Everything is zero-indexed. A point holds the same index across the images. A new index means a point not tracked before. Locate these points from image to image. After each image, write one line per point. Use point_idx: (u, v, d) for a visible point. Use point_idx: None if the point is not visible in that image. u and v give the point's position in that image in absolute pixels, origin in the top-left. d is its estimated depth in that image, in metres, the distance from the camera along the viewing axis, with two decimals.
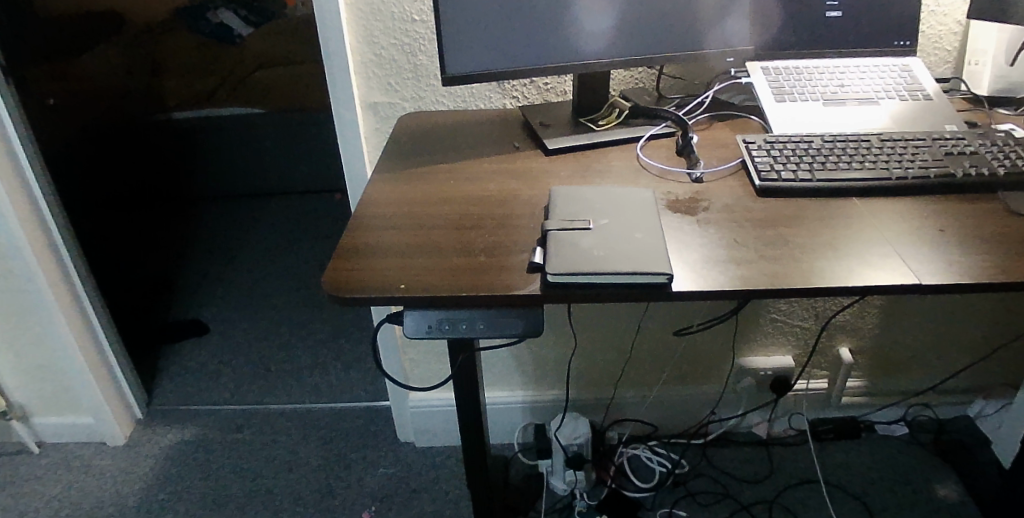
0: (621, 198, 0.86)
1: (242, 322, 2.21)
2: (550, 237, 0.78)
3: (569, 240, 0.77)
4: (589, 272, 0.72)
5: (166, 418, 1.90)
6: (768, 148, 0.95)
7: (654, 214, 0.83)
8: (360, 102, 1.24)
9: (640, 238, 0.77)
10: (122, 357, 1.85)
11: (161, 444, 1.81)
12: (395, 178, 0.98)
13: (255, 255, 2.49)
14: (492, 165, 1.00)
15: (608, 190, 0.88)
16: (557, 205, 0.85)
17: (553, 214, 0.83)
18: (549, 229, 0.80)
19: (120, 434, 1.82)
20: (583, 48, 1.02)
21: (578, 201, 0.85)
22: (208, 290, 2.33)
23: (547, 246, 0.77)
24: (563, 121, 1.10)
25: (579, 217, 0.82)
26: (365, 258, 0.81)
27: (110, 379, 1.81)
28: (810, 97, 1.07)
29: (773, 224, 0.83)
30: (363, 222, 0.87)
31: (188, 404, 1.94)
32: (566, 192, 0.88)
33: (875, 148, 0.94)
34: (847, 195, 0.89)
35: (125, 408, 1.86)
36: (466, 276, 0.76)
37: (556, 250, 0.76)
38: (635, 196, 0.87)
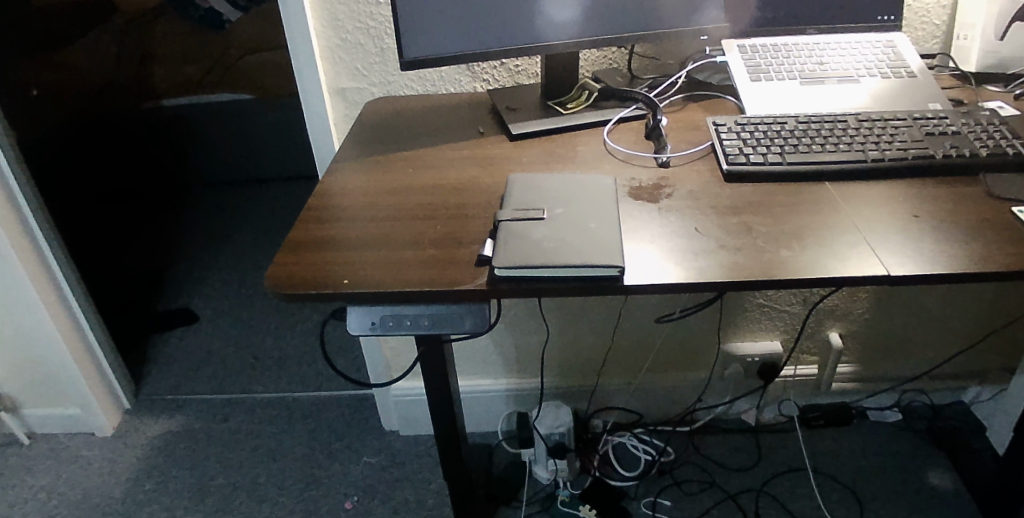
0: (581, 186, 0.83)
1: (232, 311, 2.20)
2: (502, 227, 0.75)
3: (521, 232, 0.74)
4: (539, 265, 0.69)
5: (155, 407, 1.89)
6: (739, 130, 0.91)
7: (614, 202, 0.80)
8: (327, 87, 1.21)
9: (595, 229, 0.74)
10: (108, 348, 1.84)
11: (148, 434, 1.81)
12: (353, 167, 0.95)
13: (247, 243, 2.47)
14: (454, 152, 0.97)
15: (569, 178, 0.84)
16: (513, 194, 0.81)
17: (508, 203, 0.79)
18: (502, 220, 0.76)
19: (108, 425, 1.82)
20: (549, 28, 0.98)
21: (535, 190, 0.82)
22: (199, 280, 2.32)
23: (497, 238, 0.73)
24: (531, 105, 1.06)
25: (534, 206, 0.78)
26: (312, 252, 0.78)
27: (97, 370, 1.80)
28: (788, 75, 1.02)
29: (738, 211, 0.79)
30: (315, 214, 0.84)
31: (177, 393, 1.93)
32: (524, 180, 0.84)
33: (853, 130, 0.90)
34: (820, 179, 0.85)
35: (112, 399, 1.85)
36: (413, 271, 0.73)
37: (506, 243, 0.72)
38: (596, 184, 0.83)
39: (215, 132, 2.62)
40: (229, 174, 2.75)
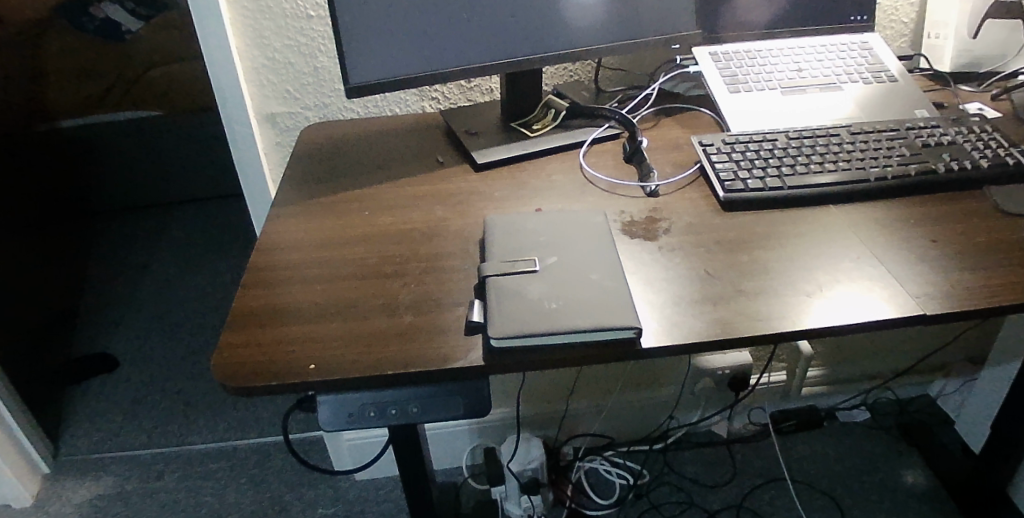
0: (570, 226, 0.73)
1: (161, 350, 1.98)
2: (490, 285, 0.65)
3: (514, 291, 0.64)
4: (544, 333, 0.59)
5: (77, 468, 1.65)
6: (729, 151, 0.83)
7: (612, 244, 0.70)
8: (254, 114, 1.06)
9: (598, 280, 0.64)
10: (19, 409, 1.57)
11: (73, 501, 1.57)
12: (299, 212, 0.82)
13: (169, 273, 2.25)
14: (414, 188, 0.85)
15: (554, 216, 0.75)
16: (495, 242, 0.71)
17: (491, 254, 0.69)
18: (488, 275, 0.66)
19: (27, 495, 1.57)
20: (511, 43, 0.87)
21: (519, 234, 0.72)
22: (121, 317, 2.08)
23: (488, 300, 0.63)
24: (492, 127, 0.96)
25: (522, 255, 0.68)
26: (263, 328, 0.65)
27: (9, 436, 1.53)
28: (768, 85, 0.96)
29: (745, 246, 0.71)
30: (261, 276, 0.71)
31: (102, 450, 1.70)
32: (503, 222, 0.74)
33: (847, 145, 0.84)
34: (823, 202, 0.78)
35: (29, 465, 1.59)
36: (391, 346, 0.61)
37: (500, 307, 0.62)
38: (586, 222, 0.74)
39: (123, 151, 2.37)
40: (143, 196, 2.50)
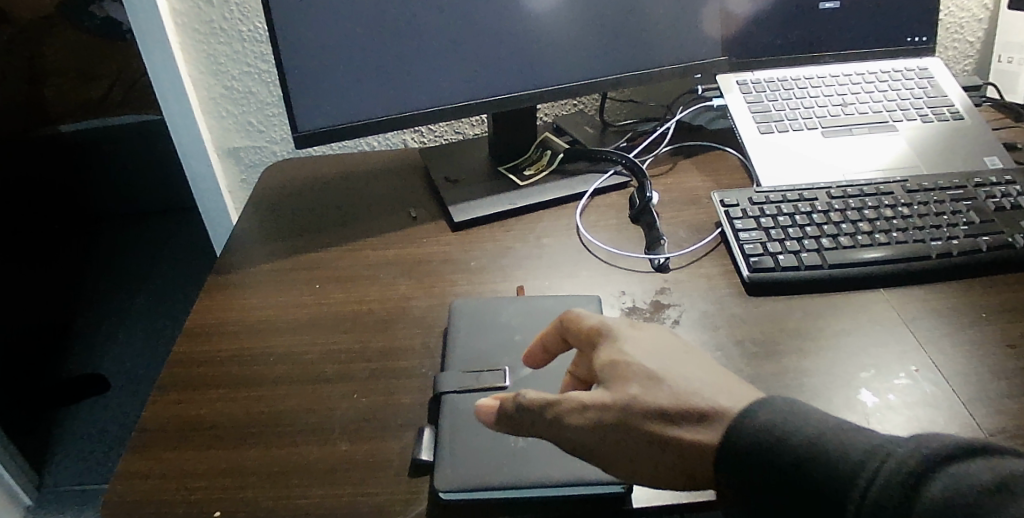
0: (555, 319, 0.59)
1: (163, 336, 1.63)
2: (448, 408, 0.52)
3: (476, 419, 0.50)
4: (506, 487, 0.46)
5: (64, 500, 1.29)
6: (757, 214, 0.69)
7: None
8: (214, 149, 0.94)
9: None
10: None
11: None
12: (241, 282, 0.69)
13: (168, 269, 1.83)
14: (379, 252, 0.72)
15: (536, 303, 0.61)
16: (462, 340, 0.57)
17: (453, 360, 0.56)
18: (447, 392, 0.53)
19: None
20: (498, 76, 0.73)
21: (491, 330, 0.58)
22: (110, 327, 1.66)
23: (442, 430, 0.50)
24: (478, 170, 0.81)
25: (490, 363, 0.55)
26: (166, 451, 0.51)
27: None
28: (806, 124, 0.80)
29: (772, 352, 0.57)
30: (178, 374, 0.58)
31: (86, 482, 1.32)
32: (475, 309, 0.60)
33: (902, 207, 0.69)
34: (868, 283, 0.64)
35: (9, 498, 1.24)
36: (316, 490, 0.48)
37: (454, 444, 0.49)
38: (576, 313, 0.59)
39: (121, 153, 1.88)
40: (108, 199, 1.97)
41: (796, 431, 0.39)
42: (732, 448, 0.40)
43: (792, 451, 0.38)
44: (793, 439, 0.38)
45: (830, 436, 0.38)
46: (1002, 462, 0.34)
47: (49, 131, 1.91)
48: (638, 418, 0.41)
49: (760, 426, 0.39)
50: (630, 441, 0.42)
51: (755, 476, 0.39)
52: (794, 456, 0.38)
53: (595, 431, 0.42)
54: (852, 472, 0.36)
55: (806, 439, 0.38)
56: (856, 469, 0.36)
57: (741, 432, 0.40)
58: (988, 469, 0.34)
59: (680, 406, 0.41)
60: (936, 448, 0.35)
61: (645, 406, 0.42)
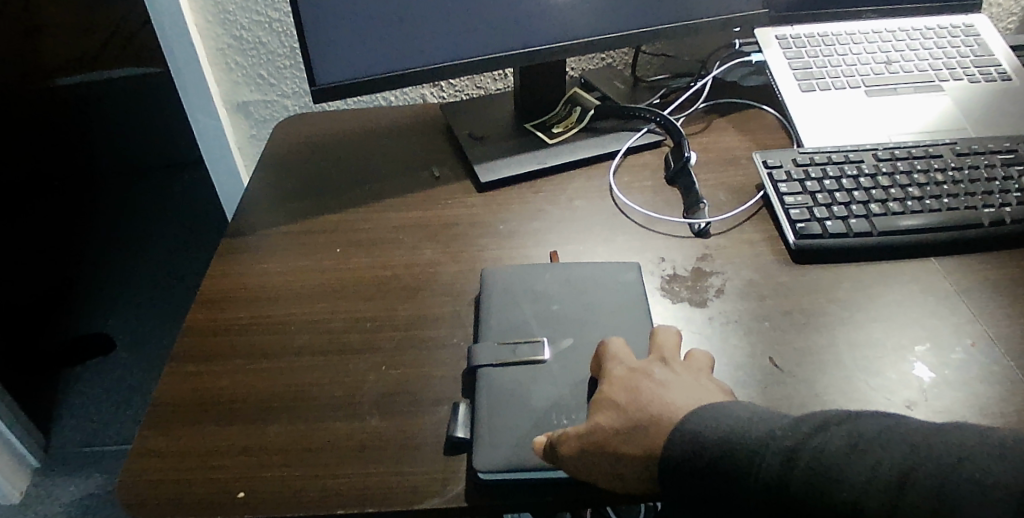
0: (594, 288, 0.56)
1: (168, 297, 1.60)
2: (484, 383, 0.49)
3: (514, 395, 0.48)
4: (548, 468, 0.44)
5: (71, 463, 1.28)
6: (802, 177, 0.65)
7: (648, 319, 0.53)
8: (223, 102, 0.90)
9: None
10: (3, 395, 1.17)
11: (64, 502, 1.23)
12: (258, 243, 0.66)
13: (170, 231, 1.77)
14: (402, 214, 0.68)
15: (574, 271, 0.57)
16: (496, 310, 0.54)
17: (488, 330, 0.53)
18: (482, 365, 0.50)
19: (15, 492, 1.22)
20: (528, 27, 0.68)
21: (527, 299, 0.55)
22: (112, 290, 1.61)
23: (478, 406, 0.48)
24: (503, 127, 0.77)
25: (527, 334, 0.52)
26: (186, 426, 0.49)
27: None
28: (850, 81, 0.76)
29: (821, 324, 0.54)
30: (196, 344, 0.55)
31: (92, 444, 1.31)
32: (507, 277, 0.57)
33: (953, 172, 0.65)
34: (919, 251, 0.60)
35: (15, 457, 1.23)
36: (345, 469, 0.46)
37: (492, 421, 0.47)
38: (616, 282, 0.56)
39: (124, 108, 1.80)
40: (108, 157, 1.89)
41: (711, 428, 0.40)
42: (690, 456, 0.40)
43: (707, 453, 0.39)
44: (707, 439, 0.40)
45: (730, 430, 0.40)
46: (850, 422, 0.37)
47: (48, 87, 1.76)
48: (614, 439, 0.42)
49: (688, 433, 0.40)
50: (611, 460, 0.42)
51: (692, 480, 0.39)
52: (708, 457, 0.39)
53: (576, 461, 0.43)
54: (750, 461, 0.38)
55: (717, 436, 0.40)
56: (754, 459, 0.38)
57: (686, 438, 0.40)
58: (842, 434, 0.37)
59: (651, 425, 0.42)
60: (811, 428, 0.38)
61: (620, 430, 0.42)
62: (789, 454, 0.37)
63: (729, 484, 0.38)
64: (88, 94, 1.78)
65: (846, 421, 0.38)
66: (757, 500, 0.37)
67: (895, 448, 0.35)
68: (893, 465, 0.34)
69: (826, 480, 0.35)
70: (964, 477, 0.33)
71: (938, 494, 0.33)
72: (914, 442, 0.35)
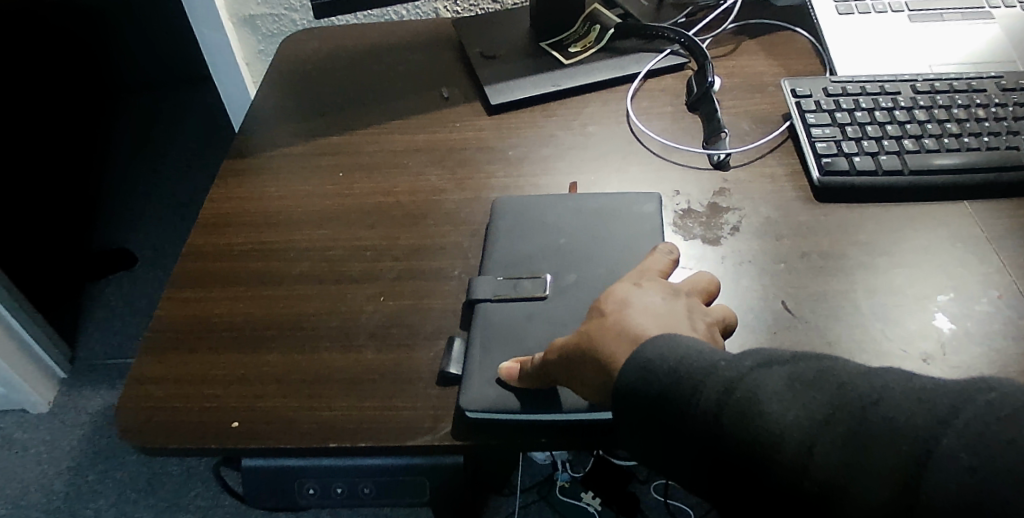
0: (604, 222, 0.53)
1: (183, 212, 1.59)
2: (482, 319, 0.48)
3: (511, 333, 0.47)
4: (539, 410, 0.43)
5: (97, 374, 1.32)
6: (832, 107, 0.61)
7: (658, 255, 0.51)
8: (228, 16, 0.86)
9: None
10: (24, 308, 1.20)
11: (90, 410, 1.28)
12: (260, 166, 0.64)
13: (183, 144, 1.73)
14: (408, 138, 0.65)
15: (584, 202, 0.55)
16: (500, 245, 0.53)
17: (490, 265, 0.51)
18: (482, 300, 0.49)
19: (43, 399, 1.27)
20: None
21: (532, 232, 0.53)
22: (129, 205, 1.60)
23: (475, 343, 0.47)
24: (517, 46, 0.73)
25: (530, 270, 0.50)
26: (183, 353, 0.49)
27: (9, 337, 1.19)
28: (892, 4, 0.70)
29: (839, 268, 0.52)
30: (194, 270, 0.54)
31: (115, 357, 1.34)
32: (515, 209, 0.55)
33: (996, 108, 0.60)
34: (950, 192, 0.56)
35: (41, 367, 1.27)
36: (338, 401, 0.46)
37: (486, 360, 0.46)
38: (628, 216, 0.53)
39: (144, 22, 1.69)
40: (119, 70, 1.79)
41: (661, 355, 0.37)
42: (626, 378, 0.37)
43: (658, 373, 0.36)
44: (658, 367, 0.36)
45: (680, 358, 0.36)
46: (795, 361, 0.34)
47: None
48: (571, 351, 0.41)
49: (636, 357, 0.37)
50: (568, 374, 0.41)
51: (630, 404, 0.37)
52: (651, 387, 0.36)
53: (537, 370, 0.42)
54: (688, 385, 0.35)
55: (670, 364, 0.36)
56: (693, 386, 0.35)
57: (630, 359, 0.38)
58: (782, 376, 0.33)
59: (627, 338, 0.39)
60: (753, 362, 0.34)
61: (580, 343, 0.40)
62: (728, 383, 0.34)
63: (665, 415, 0.35)
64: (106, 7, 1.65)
65: (788, 359, 0.34)
66: (693, 435, 0.34)
67: (828, 389, 0.32)
68: (820, 408, 0.31)
69: (747, 414, 0.32)
70: (885, 422, 0.29)
71: (859, 437, 0.30)
72: (846, 384, 0.32)
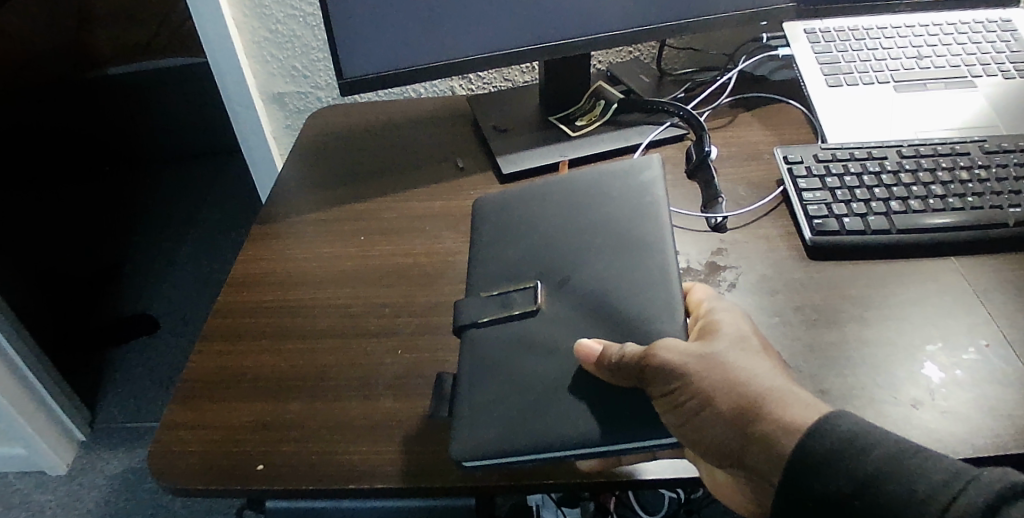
0: (597, 214, 0.55)
1: (206, 279, 1.64)
2: (469, 343, 0.50)
3: (501, 355, 0.49)
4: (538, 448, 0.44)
5: (117, 437, 1.35)
6: (822, 173, 0.65)
7: (669, 249, 0.52)
8: (260, 94, 0.93)
9: (638, 322, 0.48)
10: (50, 371, 1.24)
11: (108, 473, 1.30)
12: (286, 230, 0.68)
13: (210, 215, 1.80)
14: (425, 204, 0.70)
15: (591, 196, 0.57)
16: (487, 264, 0.55)
17: (477, 284, 0.54)
18: (472, 324, 0.51)
19: (62, 461, 1.29)
20: (551, 20, 0.68)
21: (521, 239, 0.56)
22: (156, 271, 1.67)
23: (466, 367, 0.49)
24: (527, 119, 0.78)
25: (522, 281, 0.53)
26: (213, 402, 0.52)
27: (32, 399, 1.22)
28: (877, 76, 0.75)
29: (834, 321, 0.54)
30: (225, 325, 0.58)
31: (134, 420, 1.37)
32: (500, 206, 0.59)
33: (980, 170, 0.64)
34: (941, 250, 0.60)
35: (62, 429, 1.30)
36: (357, 446, 0.48)
37: (472, 394, 0.47)
38: (635, 208, 0.55)
39: (172, 100, 1.80)
40: (147, 146, 1.90)
41: (853, 432, 0.40)
42: (778, 442, 0.41)
43: (870, 466, 0.38)
44: (867, 458, 0.38)
45: (899, 454, 0.38)
46: None
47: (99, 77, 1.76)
48: (704, 383, 0.42)
49: (838, 433, 0.40)
50: (687, 403, 0.42)
51: (818, 487, 0.39)
52: (867, 474, 0.38)
53: (634, 371, 0.44)
54: (922, 488, 0.36)
55: (882, 456, 0.38)
56: (929, 490, 0.36)
57: (783, 424, 0.41)
58: None
59: (778, 399, 0.42)
60: (990, 473, 0.36)
61: (733, 386, 0.42)
62: (975, 489, 0.35)
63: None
64: (139, 85, 1.77)
65: None
66: None
67: None
68: None
69: None
70: None
71: None
72: None
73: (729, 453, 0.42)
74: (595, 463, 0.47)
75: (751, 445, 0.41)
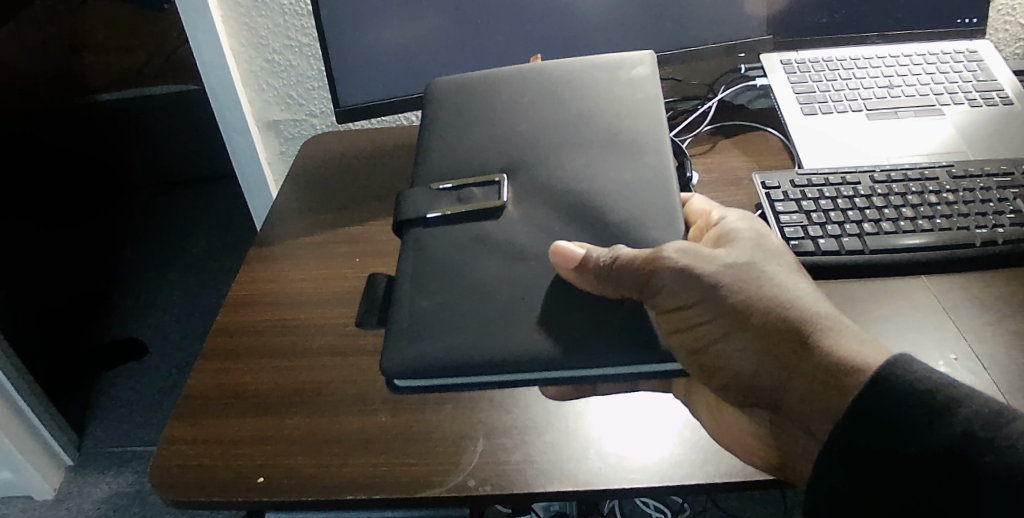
0: (579, 118, 0.61)
1: (195, 304, 1.65)
2: (416, 238, 0.56)
3: (455, 252, 0.54)
4: (487, 368, 0.48)
5: (104, 462, 1.34)
6: (798, 197, 0.67)
7: (662, 146, 0.58)
8: (255, 121, 0.96)
9: (627, 224, 0.53)
10: (39, 396, 1.23)
11: (95, 498, 1.29)
12: (282, 253, 0.70)
13: (200, 240, 1.82)
14: None
15: (588, 92, 0.63)
16: (441, 160, 0.60)
17: (428, 178, 0.59)
18: (425, 214, 0.56)
19: (48, 485, 1.28)
20: (540, 49, 0.71)
21: (492, 139, 0.61)
22: (146, 296, 1.67)
23: (412, 255, 0.55)
24: None
25: (487, 174, 0.58)
26: (211, 418, 0.54)
27: (21, 423, 1.21)
28: (851, 104, 0.79)
29: None
30: (222, 345, 0.60)
31: (122, 444, 1.37)
32: (463, 87, 0.65)
33: (948, 193, 0.67)
34: (909, 269, 0.62)
35: (49, 453, 1.29)
36: (354, 458, 0.50)
37: (418, 300, 0.52)
38: (631, 111, 0.61)
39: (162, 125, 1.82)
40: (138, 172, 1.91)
41: (931, 376, 0.41)
42: (841, 373, 0.43)
43: (962, 422, 0.39)
44: (957, 412, 0.40)
45: (990, 411, 0.39)
46: None
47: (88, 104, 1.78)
48: (754, 303, 0.46)
49: (920, 378, 0.41)
50: (733, 316, 0.47)
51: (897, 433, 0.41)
52: (955, 429, 0.39)
53: (632, 275, 0.48)
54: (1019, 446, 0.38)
55: (972, 409, 0.40)
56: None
57: (840, 355, 0.44)
58: None
59: (823, 320, 0.46)
60: None
61: (769, 299, 0.47)
62: None
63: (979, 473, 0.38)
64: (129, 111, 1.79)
65: None
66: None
67: None
68: None
69: None
70: None
71: None
72: None
73: (759, 375, 0.46)
74: (558, 390, 0.53)
75: (794, 376, 0.45)
